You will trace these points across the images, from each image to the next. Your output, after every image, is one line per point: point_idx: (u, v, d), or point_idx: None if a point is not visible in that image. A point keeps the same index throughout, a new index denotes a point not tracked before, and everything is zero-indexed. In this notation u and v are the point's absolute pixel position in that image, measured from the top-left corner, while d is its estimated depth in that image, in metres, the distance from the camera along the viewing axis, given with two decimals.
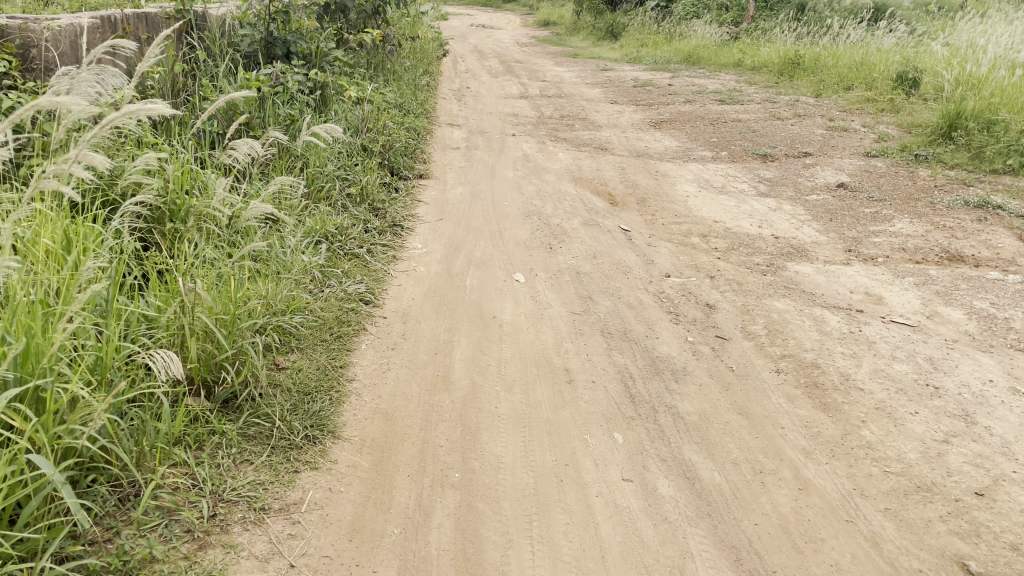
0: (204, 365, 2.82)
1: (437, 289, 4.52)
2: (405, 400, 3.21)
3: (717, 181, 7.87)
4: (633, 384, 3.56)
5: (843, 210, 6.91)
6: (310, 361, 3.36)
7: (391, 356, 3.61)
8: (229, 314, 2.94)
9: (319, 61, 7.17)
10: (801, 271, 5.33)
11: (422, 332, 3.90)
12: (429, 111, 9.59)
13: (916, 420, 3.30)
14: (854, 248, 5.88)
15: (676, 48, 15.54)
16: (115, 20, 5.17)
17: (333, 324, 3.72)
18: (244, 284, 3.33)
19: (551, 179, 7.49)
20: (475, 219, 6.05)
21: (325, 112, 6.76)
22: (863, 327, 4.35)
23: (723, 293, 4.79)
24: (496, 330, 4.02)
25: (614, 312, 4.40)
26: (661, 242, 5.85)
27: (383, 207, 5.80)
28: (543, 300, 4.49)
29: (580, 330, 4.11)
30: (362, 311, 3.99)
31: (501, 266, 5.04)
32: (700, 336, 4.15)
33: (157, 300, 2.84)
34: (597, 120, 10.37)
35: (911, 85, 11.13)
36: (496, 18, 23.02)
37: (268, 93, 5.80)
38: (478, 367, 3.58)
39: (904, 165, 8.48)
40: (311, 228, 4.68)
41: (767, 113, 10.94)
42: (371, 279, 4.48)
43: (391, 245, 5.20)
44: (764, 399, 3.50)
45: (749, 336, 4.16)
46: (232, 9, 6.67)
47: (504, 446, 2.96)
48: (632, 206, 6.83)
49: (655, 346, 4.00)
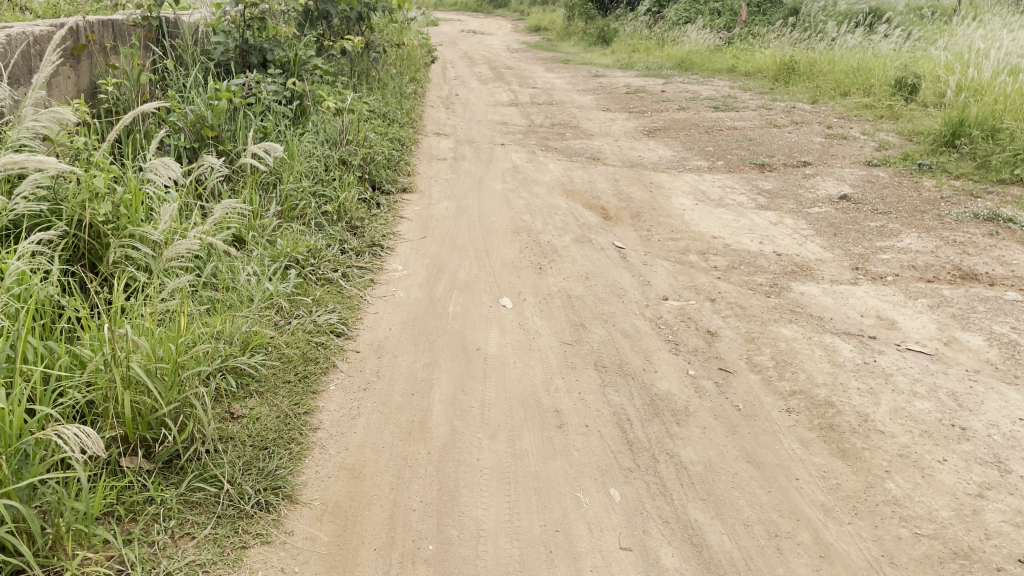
0: (142, 422, 2.49)
1: (417, 317, 4.17)
2: (375, 453, 2.87)
3: (715, 192, 7.55)
4: (630, 428, 3.21)
5: (846, 224, 6.59)
6: (270, 408, 3.01)
7: (363, 398, 3.25)
8: (172, 353, 2.60)
9: (297, 70, 6.80)
10: (806, 293, 5.00)
11: (398, 368, 3.56)
12: (416, 120, 9.26)
13: (945, 470, 2.99)
14: (861, 266, 5.56)
15: (669, 54, 15.23)
16: (78, 28, 4.83)
17: (298, 362, 3.38)
18: (194, 323, 3.00)
19: (541, 192, 7.15)
20: (460, 237, 5.71)
21: (303, 123, 6.42)
22: (878, 357, 4.02)
23: (725, 319, 4.45)
24: (480, 365, 3.67)
25: (609, 341, 4.07)
26: (658, 261, 5.52)
27: (362, 225, 5.46)
28: (532, 329, 4.15)
29: (571, 364, 3.77)
30: (332, 346, 3.64)
31: (486, 290, 4.70)
32: (702, 369, 3.81)
33: (85, 345, 2.52)
34: (590, 129, 10.06)
35: (910, 91, 10.84)
36: (486, 23, 22.72)
37: (238, 103, 5.46)
38: (458, 410, 3.23)
39: (907, 175, 8.17)
40: (279, 253, 4.36)
41: (763, 121, 10.64)
42: (345, 307, 4.14)
43: (369, 267, 4.85)
44: (775, 444, 3.16)
45: (755, 368, 3.83)
46: (206, 16, 6.31)
47: (486, 509, 2.63)
48: (627, 221, 6.50)
49: (654, 381, 3.66)
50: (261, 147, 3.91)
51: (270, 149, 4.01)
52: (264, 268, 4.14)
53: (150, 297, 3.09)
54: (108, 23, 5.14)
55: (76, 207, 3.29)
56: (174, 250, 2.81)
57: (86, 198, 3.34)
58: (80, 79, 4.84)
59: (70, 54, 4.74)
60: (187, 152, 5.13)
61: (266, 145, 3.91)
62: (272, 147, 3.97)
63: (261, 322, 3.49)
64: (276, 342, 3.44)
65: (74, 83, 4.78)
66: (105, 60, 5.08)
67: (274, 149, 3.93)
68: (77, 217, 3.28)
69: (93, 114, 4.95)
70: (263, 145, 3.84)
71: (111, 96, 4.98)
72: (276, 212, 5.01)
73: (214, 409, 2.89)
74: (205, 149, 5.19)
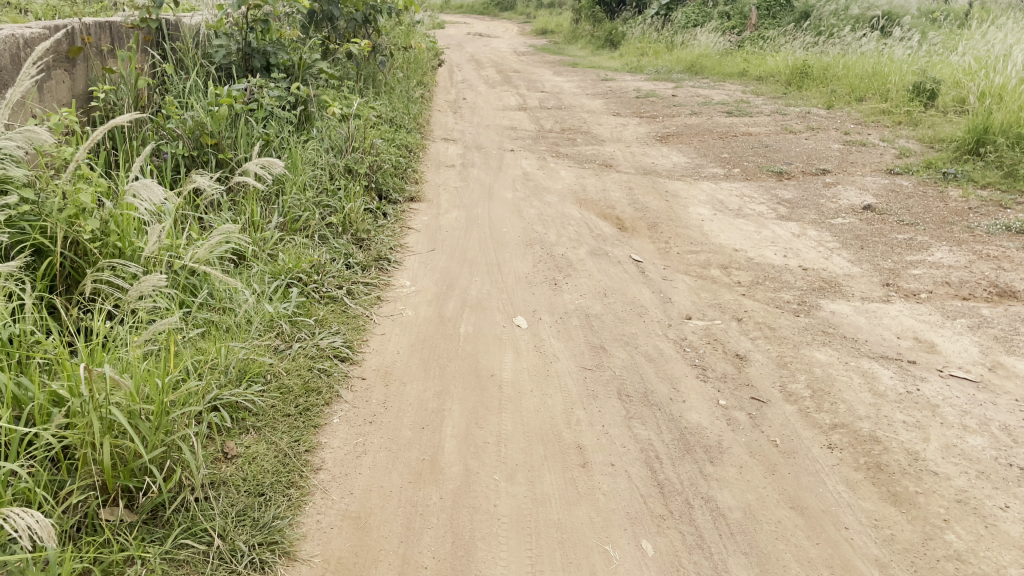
0: (124, 471, 2.24)
1: (426, 339, 3.91)
2: (382, 498, 2.61)
3: (733, 202, 7.28)
4: (661, 467, 2.95)
5: (872, 237, 6.32)
6: (268, 446, 2.75)
7: (369, 433, 2.99)
8: (157, 389, 2.34)
9: (302, 74, 6.54)
10: (837, 312, 4.73)
11: (407, 398, 3.29)
12: (423, 125, 8.99)
13: (1009, 519, 2.75)
14: (892, 282, 5.29)
15: (679, 57, 14.95)
16: (74, 31, 4.58)
17: (299, 394, 3.10)
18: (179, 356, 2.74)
19: (553, 201, 6.89)
20: (471, 250, 5.45)
21: (307, 130, 6.16)
22: (920, 385, 3.75)
23: (754, 341, 4.18)
24: (495, 394, 3.40)
25: (631, 366, 3.80)
26: (678, 276, 5.26)
27: (368, 238, 5.20)
28: (549, 352, 3.88)
29: (593, 393, 3.49)
30: (336, 373, 3.38)
31: (499, 308, 4.43)
32: (733, 399, 3.54)
33: (61, 383, 2.27)
34: (601, 134, 9.79)
35: (929, 97, 10.55)
36: (491, 27, 22.43)
37: (239, 110, 5.19)
38: (473, 446, 2.97)
39: (931, 184, 7.89)
40: (280, 270, 4.12)
41: (778, 127, 10.36)
42: (350, 329, 3.87)
43: (375, 282, 4.59)
44: (819, 486, 2.90)
45: (791, 398, 3.56)
46: (207, 17, 6.05)
47: (505, 566, 2.38)
48: (643, 232, 6.24)
49: (682, 412, 3.39)
50: (257, 163, 3.52)
51: (268, 165, 3.64)
52: (264, 287, 3.90)
53: (137, 326, 2.85)
54: (105, 25, 4.92)
55: (60, 223, 3.13)
56: (143, 284, 2.49)
57: (72, 214, 3.17)
58: (75, 84, 4.60)
59: (65, 58, 4.50)
60: (185, 160, 4.88)
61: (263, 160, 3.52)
62: (270, 162, 3.59)
63: (260, 348, 3.23)
64: (275, 369, 3.18)
65: (69, 88, 4.54)
66: (102, 64, 4.84)
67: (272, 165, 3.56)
68: (62, 234, 3.11)
69: (86, 121, 4.69)
70: (258, 160, 3.45)
71: (108, 102, 4.75)
72: (277, 224, 4.77)
73: (206, 449, 2.64)
74: (204, 157, 4.96)
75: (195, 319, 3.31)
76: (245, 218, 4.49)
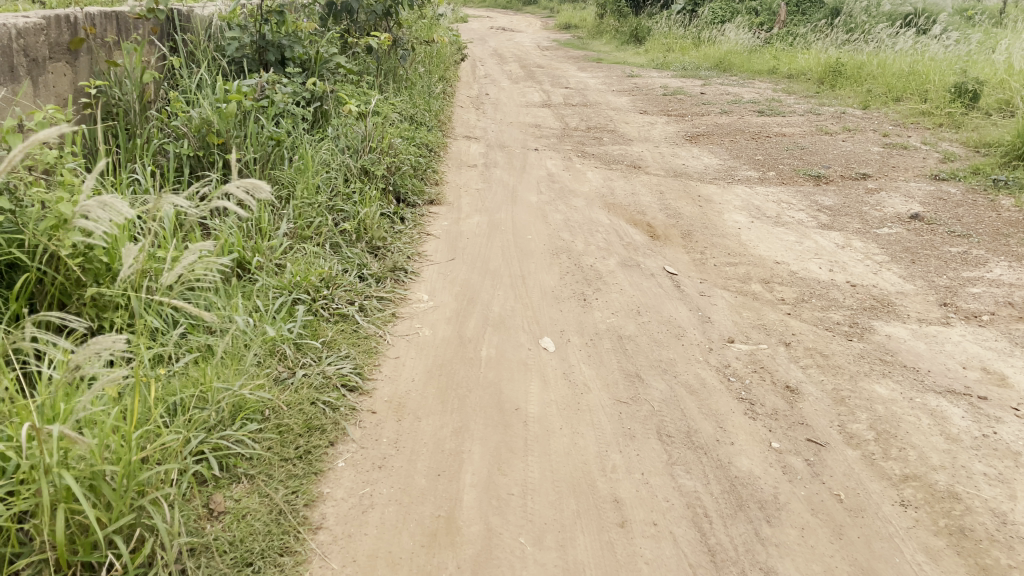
0: (82, 544, 1.94)
1: (443, 363, 3.56)
2: (390, 566, 2.28)
3: (770, 208, 6.86)
4: (710, 528, 2.60)
5: (922, 249, 5.88)
6: (261, 499, 2.42)
7: (377, 481, 2.65)
8: (122, 447, 2.06)
9: (318, 68, 6.14)
10: (893, 336, 4.31)
11: (420, 436, 2.94)
12: (444, 122, 8.63)
13: None
14: (950, 302, 4.87)
15: (706, 53, 14.48)
16: (75, 20, 4.23)
17: (299, 433, 2.76)
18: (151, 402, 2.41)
19: (580, 205, 6.51)
20: (493, 259, 5.08)
21: (322, 129, 5.81)
22: (997, 426, 3.34)
23: (806, 370, 3.79)
24: (520, 433, 3.03)
25: (672, 399, 3.41)
26: (717, 291, 4.87)
27: (383, 245, 4.86)
28: (578, 381, 3.51)
29: (629, 431, 3.13)
30: (343, 407, 3.03)
31: (524, 326, 4.07)
32: (788, 441, 3.16)
33: (10, 442, 2.00)
34: (628, 133, 9.39)
35: (971, 98, 10.04)
36: (513, 19, 22.02)
37: (249, 106, 4.83)
38: (494, 499, 2.63)
39: (981, 191, 7.43)
40: (285, 283, 3.77)
41: (813, 127, 9.89)
42: (361, 351, 3.53)
43: (391, 296, 4.25)
44: (896, 556, 2.55)
45: (853, 441, 3.17)
46: (220, 9, 5.70)
47: None
48: (677, 241, 5.84)
49: (732, 457, 3.02)
50: (240, 186, 2.68)
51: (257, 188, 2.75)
52: (267, 305, 3.57)
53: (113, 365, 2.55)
54: (111, 15, 4.56)
55: (39, 235, 2.85)
56: (95, 346, 1.99)
57: (53, 226, 2.90)
58: (78, 77, 4.25)
59: (66, 49, 4.16)
60: (190, 161, 4.57)
61: (248, 184, 2.68)
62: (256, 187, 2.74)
63: (257, 380, 2.90)
64: (275, 403, 2.84)
65: (71, 81, 4.21)
66: (107, 57, 4.49)
67: (261, 190, 2.73)
68: (39, 248, 2.83)
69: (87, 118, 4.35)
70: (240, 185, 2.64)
71: (114, 96, 4.38)
72: (286, 231, 4.43)
73: (189, 505, 2.32)
74: (210, 157, 4.61)
75: (183, 352, 2.99)
76: (252, 224, 4.16)
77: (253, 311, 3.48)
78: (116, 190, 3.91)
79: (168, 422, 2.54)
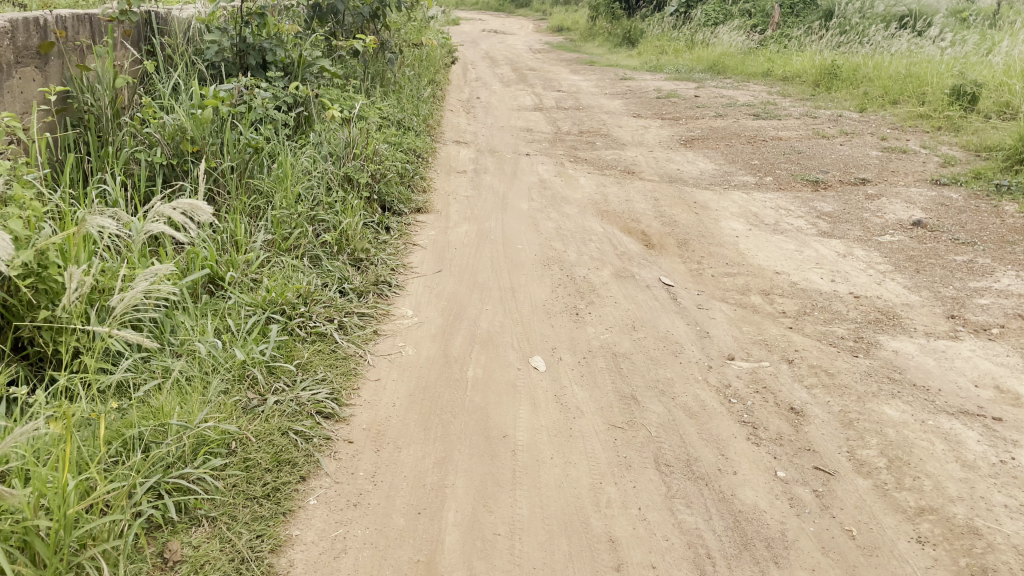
0: None
1: (427, 386, 3.35)
2: None
3: (768, 215, 6.67)
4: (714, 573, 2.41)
5: (926, 258, 5.69)
6: (222, 545, 2.22)
7: (353, 521, 2.45)
8: (56, 496, 1.90)
9: (301, 73, 5.93)
10: (900, 352, 4.12)
11: (399, 468, 2.74)
12: (434, 127, 8.43)
13: None
14: (957, 314, 4.68)
15: (699, 56, 14.31)
16: (44, 24, 3.98)
17: (267, 468, 2.55)
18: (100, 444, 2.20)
19: (572, 212, 6.31)
20: (482, 271, 4.87)
21: (305, 134, 5.59)
22: (1015, 451, 3.14)
23: (810, 390, 3.58)
24: (508, 463, 2.83)
25: (669, 424, 3.21)
26: (715, 303, 4.67)
27: (366, 258, 4.64)
28: (571, 404, 3.30)
29: (625, 460, 2.92)
30: (316, 437, 2.82)
31: (513, 344, 3.86)
32: (794, 470, 2.96)
33: None
34: (621, 137, 9.19)
35: (969, 101, 9.87)
36: (506, 22, 21.83)
37: (225, 112, 4.60)
38: (479, 541, 2.43)
39: (983, 197, 7.25)
40: (259, 300, 3.56)
41: (809, 131, 9.72)
42: (339, 373, 3.32)
43: (373, 312, 4.04)
44: None
45: (864, 469, 2.97)
46: (198, 11, 5.47)
47: None
48: (672, 250, 5.64)
49: (735, 488, 2.81)
50: (178, 207, 2.86)
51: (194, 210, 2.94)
52: (239, 324, 3.37)
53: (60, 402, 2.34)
54: (83, 17, 4.31)
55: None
56: None
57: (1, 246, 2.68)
58: (48, 82, 4.01)
59: (34, 53, 3.91)
60: (163, 169, 4.35)
61: (186, 205, 2.87)
62: (193, 209, 2.93)
63: (222, 411, 2.69)
64: (242, 435, 2.64)
65: (38, 86, 3.96)
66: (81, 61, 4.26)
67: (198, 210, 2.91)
68: None
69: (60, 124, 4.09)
70: (186, 205, 2.82)
71: (85, 102, 4.17)
72: (263, 243, 4.22)
73: (141, 556, 2.12)
74: (184, 166, 4.39)
75: (142, 383, 2.78)
76: (226, 236, 3.96)
77: (223, 331, 3.27)
78: (78, 204, 3.67)
79: (122, 460, 2.34)
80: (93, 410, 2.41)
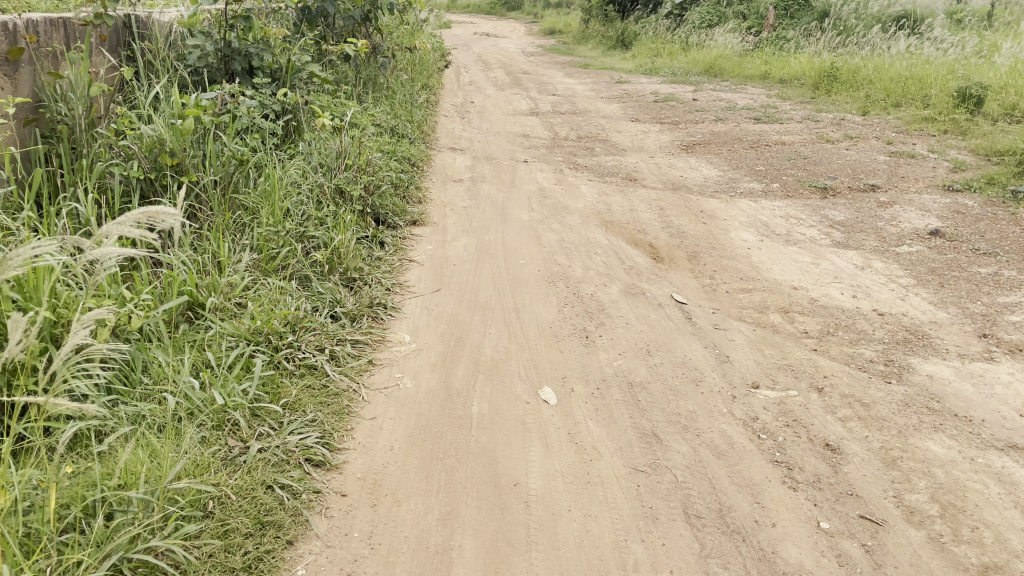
0: None
1: (427, 424, 3.04)
2: None
3: (778, 224, 6.39)
4: None
5: (948, 270, 5.41)
6: None
7: None
8: None
9: (290, 78, 5.56)
10: (935, 376, 3.83)
11: (399, 528, 2.44)
12: (428, 133, 8.11)
13: None
14: (989, 332, 4.40)
15: (695, 59, 14.03)
16: (13, 27, 3.62)
17: (248, 535, 2.27)
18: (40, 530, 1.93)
19: (575, 223, 6.01)
20: (483, 289, 4.56)
21: (294, 144, 5.27)
22: None
23: (846, 423, 3.28)
24: (520, 519, 2.53)
25: (697, 466, 2.91)
26: (733, 323, 4.37)
27: (360, 278, 4.33)
28: (587, 443, 3.01)
29: (650, 511, 2.63)
30: (304, 494, 2.52)
31: (521, 372, 3.56)
32: (840, 520, 2.67)
33: None
34: (621, 142, 8.90)
35: (975, 104, 9.59)
36: (498, 25, 21.57)
37: (208, 122, 4.24)
38: None
39: (999, 203, 6.99)
40: (243, 330, 3.23)
41: (813, 135, 9.44)
42: (330, 412, 3.01)
43: (367, 338, 3.73)
44: None
45: (916, 518, 2.69)
46: (179, 13, 5.13)
47: None
48: (682, 264, 5.35)
49: (776, 545, 2.53)
50: (135, 216, 2.59)
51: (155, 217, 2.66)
52: (219, 358, 3.05)
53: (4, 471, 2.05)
54: (57, 21, 3.96)
55: None
56: None
57: None
58: (18, 91, 3.68)
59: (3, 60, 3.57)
60: (141, 184, 3.98)
61: (144, 213, 2.61)
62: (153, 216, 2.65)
63: (198, 468, 2.40)
64: (220, 494, 2.36)
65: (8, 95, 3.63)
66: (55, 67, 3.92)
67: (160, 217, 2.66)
68: None
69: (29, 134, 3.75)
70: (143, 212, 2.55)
71: (57, 111, 3.82)
72: (248, 264, 3.91)
73: None
74: (163, 180, 4.05)
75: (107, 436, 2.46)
76: (208, 258, 3.65)
77: (201, 367, 2.96)
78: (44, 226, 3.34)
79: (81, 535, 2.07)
80: (41, 477, 2.14)
